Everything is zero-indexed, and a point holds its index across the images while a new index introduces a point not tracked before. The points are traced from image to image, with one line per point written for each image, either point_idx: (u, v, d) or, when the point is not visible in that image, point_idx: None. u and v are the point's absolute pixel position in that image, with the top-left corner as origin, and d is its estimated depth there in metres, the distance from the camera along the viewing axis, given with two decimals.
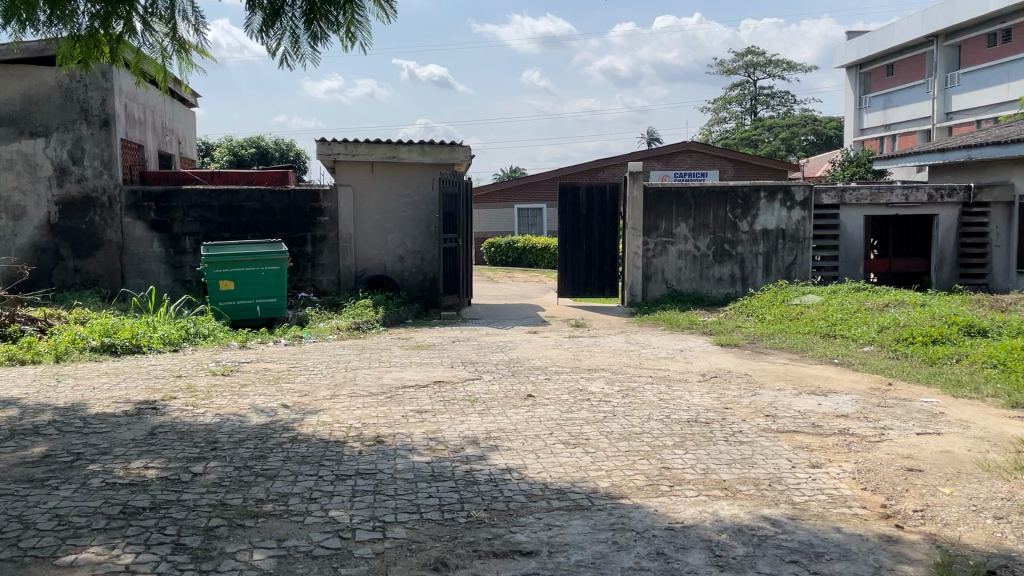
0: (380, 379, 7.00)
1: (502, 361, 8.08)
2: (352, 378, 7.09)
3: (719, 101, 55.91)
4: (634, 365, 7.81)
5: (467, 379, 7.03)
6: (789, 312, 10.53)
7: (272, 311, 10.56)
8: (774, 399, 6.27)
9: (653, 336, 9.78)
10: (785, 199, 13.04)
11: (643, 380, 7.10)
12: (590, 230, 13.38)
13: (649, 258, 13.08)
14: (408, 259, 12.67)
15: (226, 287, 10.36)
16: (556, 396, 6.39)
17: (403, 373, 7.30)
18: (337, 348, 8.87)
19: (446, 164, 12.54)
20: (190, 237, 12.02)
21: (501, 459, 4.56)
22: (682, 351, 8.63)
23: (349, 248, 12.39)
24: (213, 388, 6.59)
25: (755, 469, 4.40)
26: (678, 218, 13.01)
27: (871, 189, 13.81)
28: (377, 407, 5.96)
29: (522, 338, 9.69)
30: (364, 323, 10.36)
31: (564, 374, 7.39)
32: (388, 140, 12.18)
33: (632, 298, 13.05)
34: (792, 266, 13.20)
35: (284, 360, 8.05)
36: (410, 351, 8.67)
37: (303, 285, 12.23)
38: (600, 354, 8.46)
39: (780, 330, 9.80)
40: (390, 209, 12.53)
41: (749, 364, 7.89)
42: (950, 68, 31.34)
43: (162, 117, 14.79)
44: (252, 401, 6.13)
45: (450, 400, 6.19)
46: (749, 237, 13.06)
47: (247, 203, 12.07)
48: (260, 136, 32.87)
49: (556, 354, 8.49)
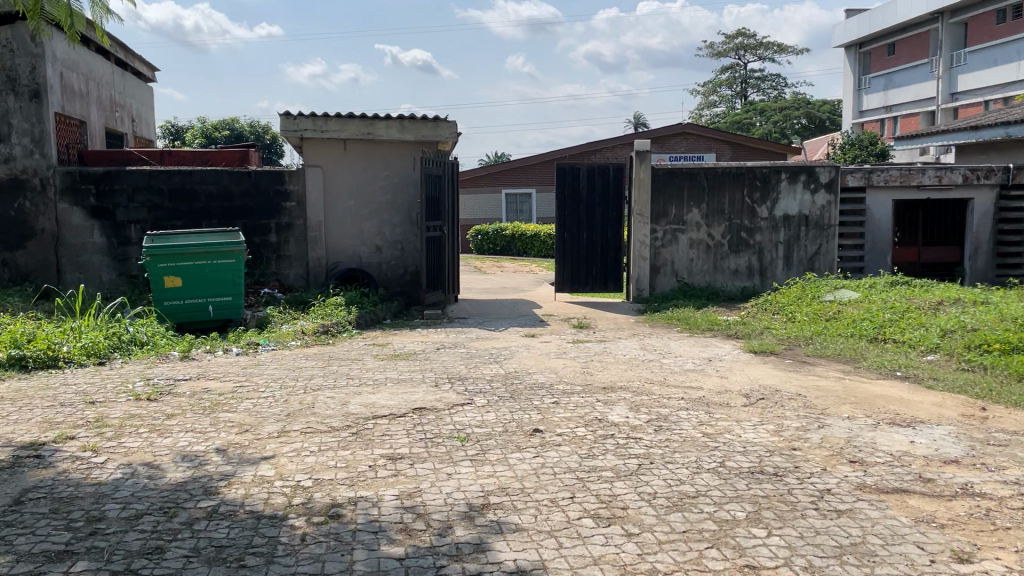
0: (346, 405, 5.56)
1: (499, 376, 6.65)
2: (311, 403, 5.64)
3: (709, 84, 54.55)
4: (658, 382, 6.41)
5: (457, 406, 5.60)
6: (824, 311, 9.16)
7: (227, 312, 9.09)
8: (850, 436, 4.88)
9: (672, 341, 8.35)
10: (808, 181, 11.66)
11: (674, 404, 5.69)
12: (592, 217, 11.94)
13: (657, 249, 11.68)
14: (386, 249, 11.15)
15: (172, 284, 8.86)
16: (570, 431, 4.97)
17: (375, 396, 5.86)
18: (298, 358, 7.43)
19: (429, 142, 11.07)
20: (136, 225, 10.48)
21: (507, 550, 3.14)
22: (712, 361, 7.23)
23: (318, 237, 10.88)
24: (128, 422, 5.11)
25: (881, 569, 3.01)
26: (690, 203, 11.61)
27: (901, 169, 12.51)
28: (336, 452, 4.51)
29: (519, 343, 8.27)
30: (335, 326, 8.92)
31: (576, 395, 5.97)
32: (362, 114, 10.69)
33: (638, 293, 11.67)
34: (816, 256, 11.85)
35: (231, 377, 6.59)
36: (387, 363, 7.24)
37: (267, 280, 10.76)
38: (615, 366, 7.04)
39: (818, 333, 8.43)
40: (366, 194, 11.00)
41: (799, 379, 6.50)
42: (955, 47, 30.13)
43: (108, 89, 13.19)
44: (174, 443, 4.67)
45: (434, 439, 4.76)
46: (769, 224, 11.69)
47: (201, 186, 10.56)
48: (234, 118, 31.21)
49: (563, 366, 7.08)
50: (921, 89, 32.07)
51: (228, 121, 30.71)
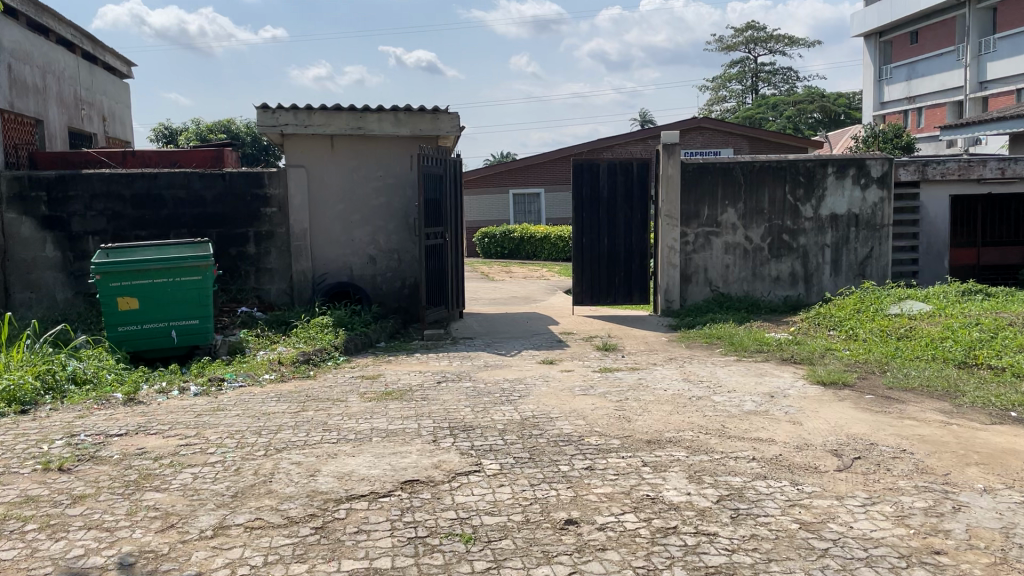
0: (315, 478, 4.22)
1: (514, 425, 5.28)
2: (269, 474, 4.30)
3: (719, 79, 53.09)
4: (717, 432, 5.05)
5: (461, 476, 4.24)
6: (892, 328, 7.81)
7: (192, 338, 7.77)
8: (1004, 527, 3.54)
9: (719, 368, 6.96)
10: (858, 175, 10.28)
11: (745, 469, 4.32)
12: (613, 219, 10.58)
13: (688, 254, 10.30)
14: (381, 260, 9.81)
15: (127, 307, 7.55)
16: (615, 521, 3.61)
17: (353, 460, 4.51)
18: (268, 401, 6.08)
19: (428, 137, 9.74)
20: (95, 237, 9.17)
21: None
22: (776, 399, 5.86)
23: (303, 247, 9.53)
24: (14, 514, 3.77)
25: None
26: (724, 202, 10.24)
27: (959, 161, 11.07)
28: (289, 568, 3.18)
29: (536, 373, 6.91)
30: (319, 354, 7.59)
31: (613, 455, 4.62)
32: (351, 106, 9.36)
33: (667, 305, 10.28)
34: (867, 261, 10.46)
35: (177, 431, 5.24)
36: (376, 405, 5.88)
37: (245, 295, 9.46)
38: (655, 407, 5.66)
39: (892, 356, 7.07)
40: (357, 197, 9.68)
41: (893, 426, 5.13)
42: (984, 34, 28.60)
43: (70, 83, 11.86)
44: (63, 554, 3.34)
45: (428, 541, 3.42)
46: (814, 225, 10.33)
47: (169, 191, 9.26)
48: (230, 120, 30.05)
49: (591, 407, 5.71)
50: (947, 78, 30.54)
51: (224, 124, 29.56)
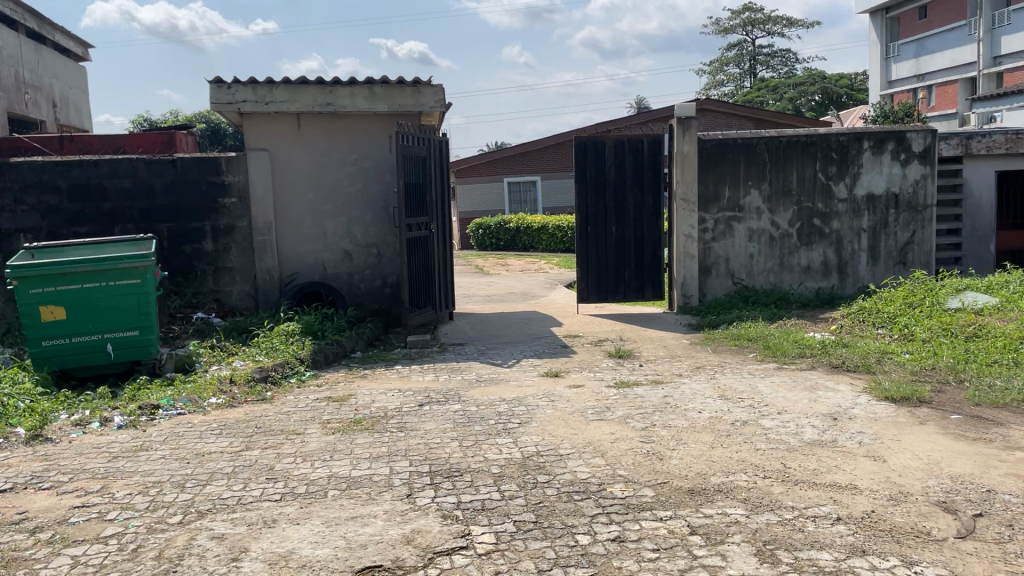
0: (237, 566, 3.03)
1: (513, 468, 4.08)
2: (176, 560, 3.11)
3: (717, 63, 51.77)
4: (778, 476, 3.85)
5: (442, 559, 3.05)
6: (957, 325, 6.63)
7: (131, 352, 6.57)
8: None
9: (759, 381, 5.77)
10: (897, 150, 9.07)
11: (832, 540, 3.14)
12: (622, 205, 9.38)
13: (707, 243, 9.11)
14: (358, 256, 8.61)
15: (52, 317, 6.34)
16: None
17: (297, 533, 3.32)
18: (206, 435, 4.87)
19: (409, 114, 8.50)
20: (27, 234, 7.94)
21: None
22: (841, 423, 4.67)
23: (269, 243, 8.34)
24: None
25: None
26: (747, 183, 9.05)
27: (1007, 133, 9.84)
28: None
29: (540, 391, 5.72)
30: (280, 371, 6.39)
31: (648, 516, 3.43)
32: (319, 79, 8.13)
33: (684, 301, 9.10)
34: (908, 247, 9.27)
35: (77, 486, 4.03)
36: (340, 440, 4.68)
37: (203, 299, 8.26)
38: (692, 438, 4.47)
39: (965, 361, 5.87)
40: (330, 184, 8.47)
41: (1005, 463, 3.95)
42: (998, 6, 27.35)
43: (8, 63, 10.57)
44: None
45: None
46: (848, 207, 9.13)
47: (112, 180, 8.03)
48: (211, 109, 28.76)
49: (610, 439, 4.51)
50: (959, 54, 29.32)
51: (205, 113, 28.32)
